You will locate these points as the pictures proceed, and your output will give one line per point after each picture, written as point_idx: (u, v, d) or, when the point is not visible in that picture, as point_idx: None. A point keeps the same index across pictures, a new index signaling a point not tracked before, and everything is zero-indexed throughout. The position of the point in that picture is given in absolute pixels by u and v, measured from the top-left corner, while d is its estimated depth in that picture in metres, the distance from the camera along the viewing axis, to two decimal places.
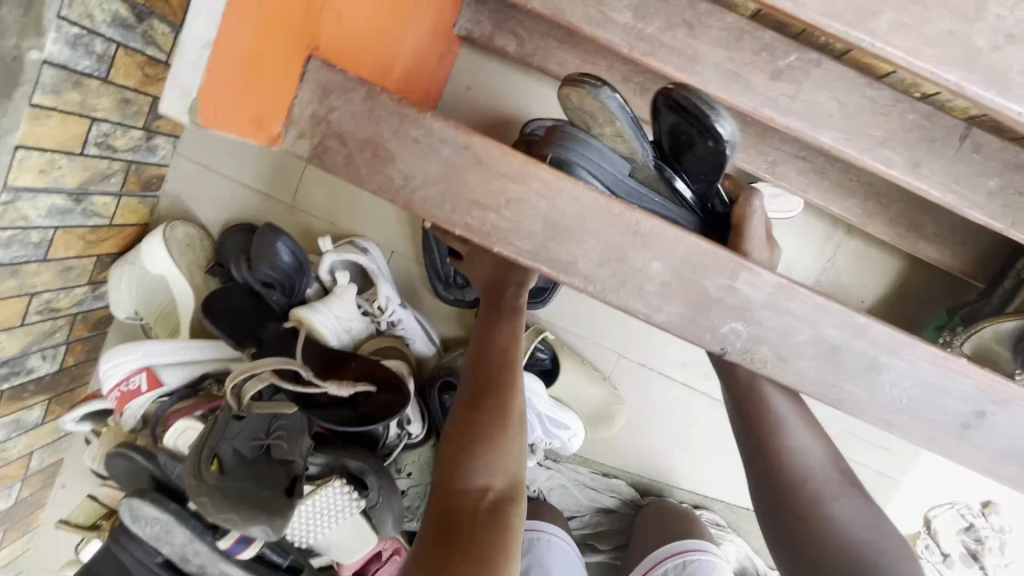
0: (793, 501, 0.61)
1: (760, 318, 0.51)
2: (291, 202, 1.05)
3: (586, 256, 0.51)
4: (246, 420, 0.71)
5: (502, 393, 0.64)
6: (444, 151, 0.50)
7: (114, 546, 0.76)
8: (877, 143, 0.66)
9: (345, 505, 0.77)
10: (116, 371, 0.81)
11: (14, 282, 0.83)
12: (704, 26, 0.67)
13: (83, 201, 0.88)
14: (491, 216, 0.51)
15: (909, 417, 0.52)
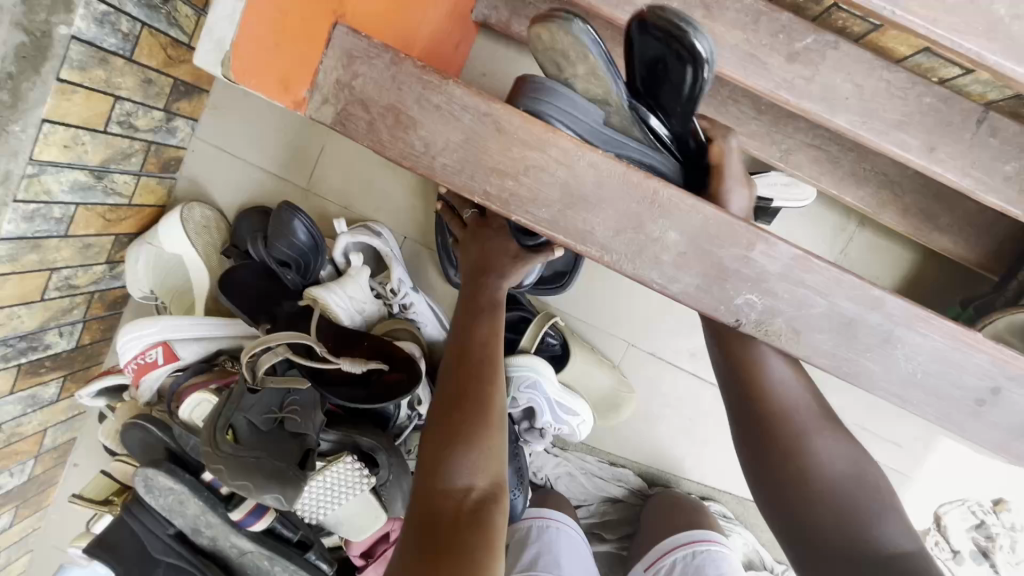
0: (774, 433, 0.55)
1: (776, 290, 0.52)
2: (305, 186, 1.06)
3: (603, 226, 0.51)
4: (259, 393, 0.72)
5: (483, 390, 0.64)
6: (466, 119, 0.51)
7: (126, 516, 0.77)
8: (893, 126, 0.66)
9: (355, 481, 0.76)
10: (133, 344, 0.81)
11: (35, 256, 0.85)
12: (720, 8, 0.66)
13: (103, 178, 0.90)
14: (510, 183, 0.52)
15: (925, 393, 0.52)
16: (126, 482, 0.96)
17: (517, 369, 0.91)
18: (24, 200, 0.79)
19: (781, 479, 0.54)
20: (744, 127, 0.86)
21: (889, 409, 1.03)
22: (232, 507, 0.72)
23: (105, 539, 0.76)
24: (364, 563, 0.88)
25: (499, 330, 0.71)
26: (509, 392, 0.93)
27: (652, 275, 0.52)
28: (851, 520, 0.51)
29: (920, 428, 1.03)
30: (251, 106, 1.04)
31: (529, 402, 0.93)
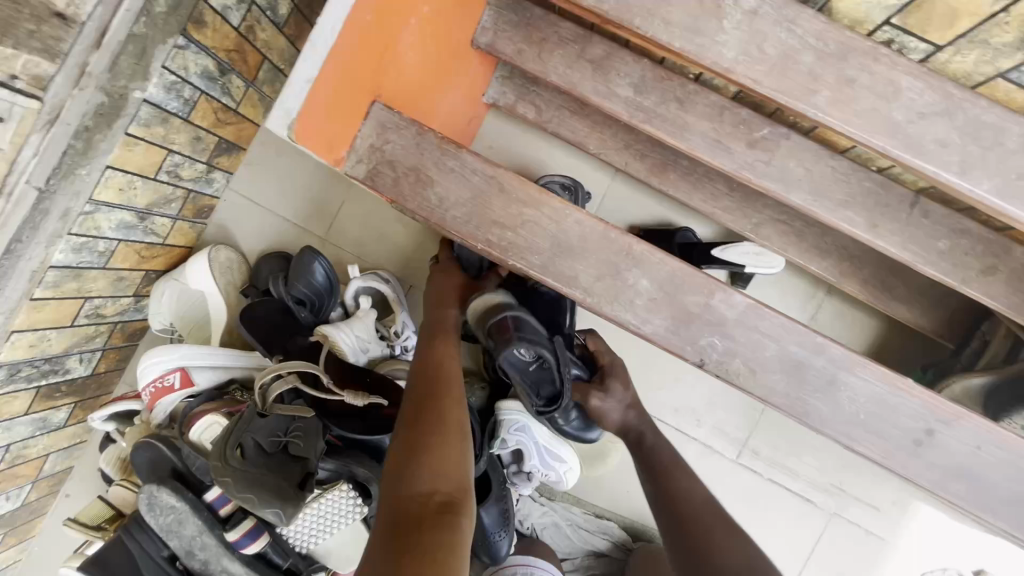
0: (689, 522, 0.70)
1: (734, 333, 0.61)
2: (324, 236, 1.18)
3: (586, 272, 0.62)
4: (268, 416, 0.77)
5: (444, 408, 0.69)
6: (474, 179, 0.63)
7: (124, 535, 0.80)
8: (839, 205, 0.77)
9: (349, 510, 0.80)
10: (155, 368, 0.88)
11: (75, 284, 0.94)
12: (692, 102, 0.80)
13: (146, 219, 1.00)
14: (507, 233, 0.62)
15: (866, 431, 0.63)
16: (120, 509, 0.98)
17: (506, 411, 0.97)
18: (77, 233, 0.89)
19: (694, 545, 0.67)
20: (718, 203, 0.98)
21: (865, 472, 1.07)
22: (229, 527, 0.76)
23: (100, 560, 0.79)
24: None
25: (451, 361, 0.79)
26: (498, 434, 0.97)
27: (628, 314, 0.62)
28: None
29: (896, 493, 1.06)
30: (282, 165, 1.18)
31: (518, 444, 0.97)
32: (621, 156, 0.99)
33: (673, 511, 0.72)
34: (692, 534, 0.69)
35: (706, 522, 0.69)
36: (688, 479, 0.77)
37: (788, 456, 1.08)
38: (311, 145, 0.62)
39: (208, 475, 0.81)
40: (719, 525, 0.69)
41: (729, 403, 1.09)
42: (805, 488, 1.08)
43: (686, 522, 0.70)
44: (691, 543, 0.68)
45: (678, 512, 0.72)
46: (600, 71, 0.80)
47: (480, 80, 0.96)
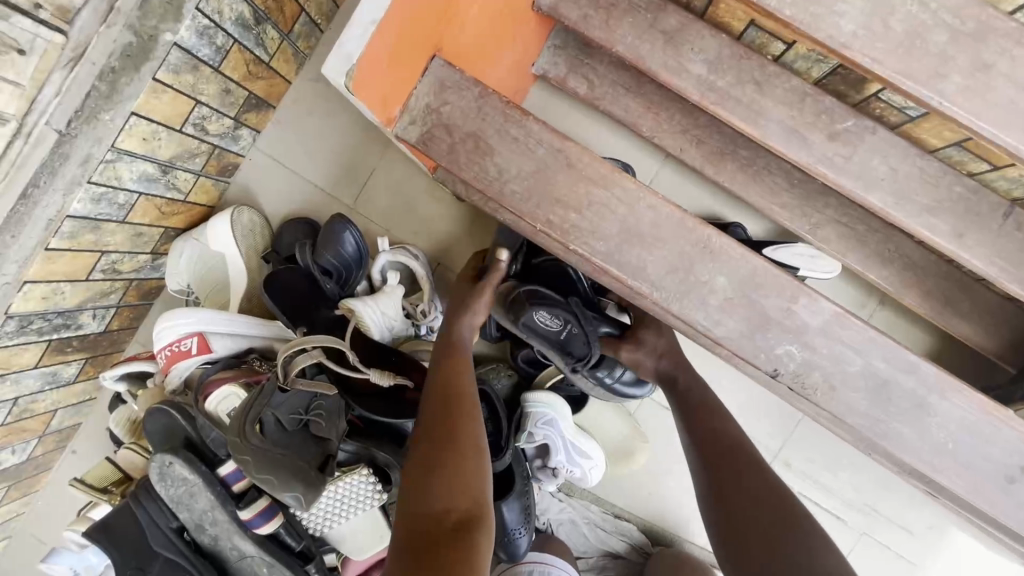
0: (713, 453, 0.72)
1: (815, 345, 0.61)
2: (353, 204, 1.13)
3: (656, 264, 0.61)
4: (289, 392, 0.73)
5: (459, 417, 0.67)
6: (540, 151, 0.61)
7: (132, 502, 0.76)
8: (924, 209, 0.71)
9: (368, 496, 0.77)
10: (171, 331, 0.84)
11: (92, 236, 0.89)
12: (771, 85, 0.72)
13: (168, 173, 0.95)
14: (572, 214, 0.61)
15: (954, 462, 0.61)
16: (129, 472, 0.95)
17: (533, 403, 0.93)
18: (96, 182, 0.84)
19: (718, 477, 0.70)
20: (777, 199, 0.91)
21: (903, 494, 1.02)
22: (242, 505, 0.73)
23: (106, 526, 0.76)
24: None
25: (467, 362, 0.77)
26: (525, 427, 0.93)
27: (697, 312, 0.61)
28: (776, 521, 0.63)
29: (932, 518, 1.01)
30: (314, 126, 1.12)
31: (545, 438, 0.93)
32: (676, 140, 0.92)
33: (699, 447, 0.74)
34: (720, 465, 0.71)
35: (729, 458, 0.71)
36: (718, 415, 0.78)
37: (822, 471, 1.03)
38: (368, 100, 0.58)
39: (222, 448, 0.78)
40: (740, 460, 0.70)
41: (764, 411, 1.03)
42: (836, 505, 1.03)
43: (715, 460, 0.71)
44: (716, 467, 0.71)
45: (707, 447, 0.73)
46: (672, 44, 0.73)
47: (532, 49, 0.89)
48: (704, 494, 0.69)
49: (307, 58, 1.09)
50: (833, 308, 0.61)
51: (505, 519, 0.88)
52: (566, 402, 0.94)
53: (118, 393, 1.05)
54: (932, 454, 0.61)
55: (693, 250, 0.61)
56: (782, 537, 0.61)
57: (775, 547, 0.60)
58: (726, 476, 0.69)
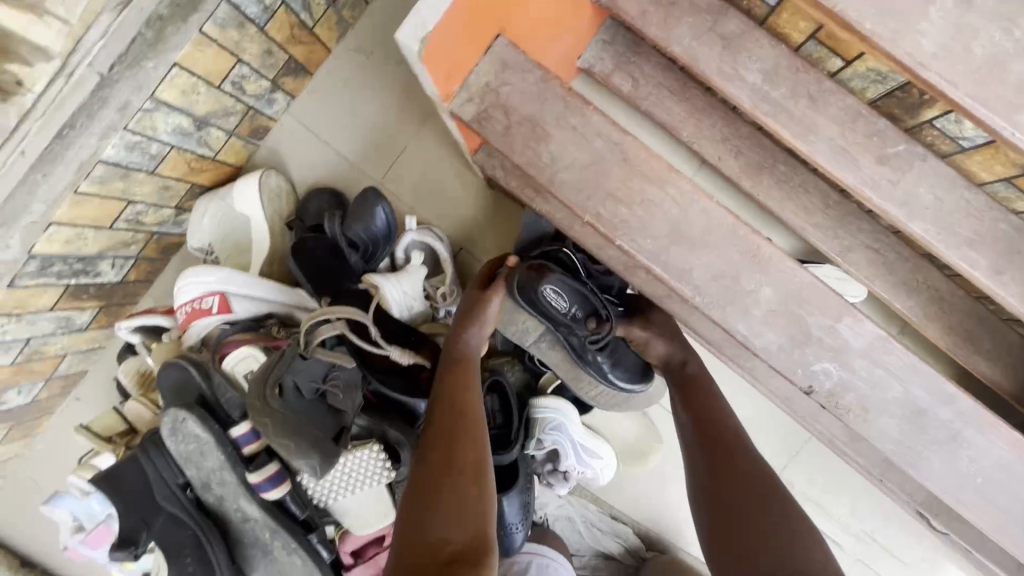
0: (709, 439, 0.75)
1: (853, 363, 0.61)
2: (380, 180, 1.12)
3: (702, 268, 0.61)
4: (309, 360, 0.73)
5: (460, 443, 0.67)
6: (597, 143, 0.61)
7: (138, 454, 0.76)
8: (965, 242, 0.70)
9: (376, 471, 0.77)
10: (192, 288, 0.84)
11: (121, 184, 0.88)
12: (825, 102, 0.71)
13: (202, 129, 0.94)
14: (623, 209, 0.61)
15: (979, 495, 0.62)
16: (133, 425, 0.95)
17: (540, 410, 0.93)
18: (132, 130, 0.83)
19: (709, 460, 0.73)
20: (810, 218, 0.90)
21: (901, 524, 1.02)
22: (252, 468, 0.74)
23: (112, 474, 0.74)
24: (351, 563, 0.88)
25: (473, 381, 0.76)
26: (535, 433, 0.94)
27: (737, 320, 0.61)
28: (763, 508, 0.66)
29: (927, 552, 1.01)
30: (349, 96, 1.11)
31: (554, 444, 0.94)
32: (715, 149, 0.91)
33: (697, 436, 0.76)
34: (713, 450, 0.74)
35: (725, 444, 0.74)
36: (720, 403, 0.80)
37: (823, 494, 1.03)
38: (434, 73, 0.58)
39: (235, 410, 0.78)
40: (734, 449, 0.73)
41: (771, 429, 1.03)
42: (833, 529, 1.03)
43: (709, 447, 0.74)
44: (710, 453, 0.74)
45: (703, 436, 0.76)
46: (730, 49, 0.72)
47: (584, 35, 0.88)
48: (699, 498, 0.71)
49: (349, 29, 1.09)
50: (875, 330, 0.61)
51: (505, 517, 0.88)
52: (576, 408, 0.93)
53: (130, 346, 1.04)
54: (956, 485, 0.62)
55: (741, 259, 0.61)
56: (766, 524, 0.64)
57: (765, 544, 0.63)
58: (720, 471, 0.71)
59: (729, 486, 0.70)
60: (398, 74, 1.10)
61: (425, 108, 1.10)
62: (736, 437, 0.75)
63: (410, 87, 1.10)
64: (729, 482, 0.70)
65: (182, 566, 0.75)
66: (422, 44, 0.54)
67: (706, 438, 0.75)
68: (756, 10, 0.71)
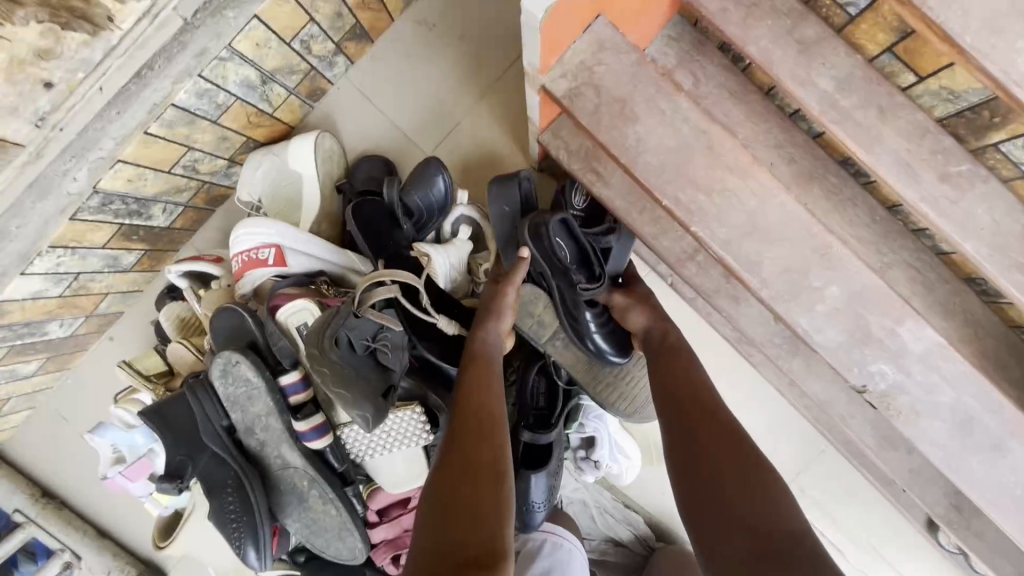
0: (691, 407, 0.70)
1: (909, 367, 0.67)
2: (430, 152, 1.14)
3: (772, 264, 0.67)
4: (361, 319, 0.77)
5: (475, 446, 0.65)
6: (685, 131, 0.66)
7: (188, 392, 0.81)
8: (1017, 267, 0.71)
9: (416, 433, 0.84)
10: (250, 238, 0.87)
11: (186, 130, 0.90)
12: (894, 115, 0.73)
13: (267, 84, 0.96)
14: (702, 198, 0.67)
15: (1014, 504, 0.68)
16: (172, 367, 0.98)
17: (586, 396, 1.00)
18: (206, 77, 0.84)
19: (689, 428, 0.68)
20: (856, 231, 0.91)
21: (908, 542, 1.04)
22: (300, 418, 0.82)
23: (161, 410, 0.81)
24: (376, 521, 0.95)
25: (492, 385, 0.74)
26: (578, 418, 1.00)
27: (802, 316, 0.67)
28: (744, 479, 0.61)
29: (932, 571, 1.02)
30: (408, 66, 1.12)
31: (593, 431, 0.99)
32: (770, 154, 0.91)
33: (676, 404, 0.71)
34: (692, 418, 0.69)
35: (709, 411, 0.69)
36: (704, 373, 0.75)
37: (834, 504, 1.04)
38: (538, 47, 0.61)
39: (286, 358, 0.83)
40: (713, 416, 0.68)
41: (789, 436, 1.04)
42: (840, 538, 1.05)
43: (690, 415, 0.69)
44: (691, 420, 0.68)
45: (683, 405, 0.70)
46: (805, 55, 0.73)
47: (658, 21, 0.88)
48: (676, 467, 0.66)
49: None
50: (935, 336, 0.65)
51: (529, 495, 0.93)
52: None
53: (169, 291, 1.07)
54: (993, 493, 0.68)
55: (810, 253, 0.67)
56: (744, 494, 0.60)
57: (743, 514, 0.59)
58: (701, 439, 0.66)
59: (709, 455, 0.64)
60: (458, 49, 1.11)
61: (482, 86, 1.11)
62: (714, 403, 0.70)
63: (469, 63, 1.11)
64: (711, 451, 0.65)
65: (224, 501, 0.82)
66: (546, 12, 0.55)
67: (690, 407, 0.70)
68: (836, 17, 0.72)
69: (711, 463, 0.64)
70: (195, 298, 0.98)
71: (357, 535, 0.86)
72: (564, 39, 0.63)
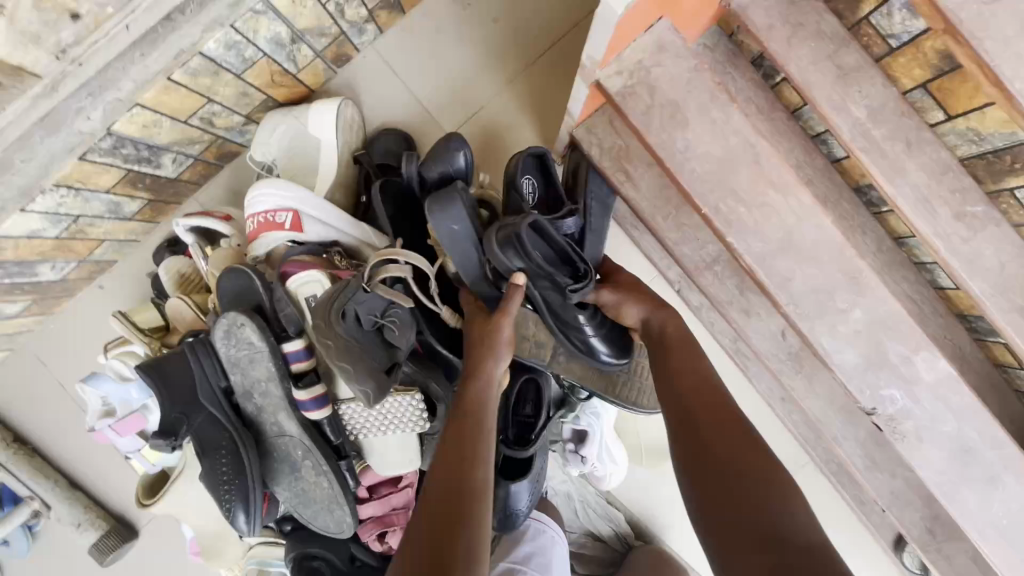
0: (701, 402, 0.70)
1: (919, 395, 0.72)
2: (452, 132, 1.12)
3: (802, 283, 0.71)
4: (370, 294, 0.77)
5: (460, 501, 0.61)
6: (731, 141, 0.70)
7: (187, 350, 0.81)
8: (1016, 308, 0.74)
9: (413, 418, 0.85)
10: (268, 201, 0.86)
11: (209, 81, 0.87)
12: (920, 149, 0.74)
13: (295, 43, 0.93)
14: (742, 211, 0.71)
15: (999, 533, 0.72)
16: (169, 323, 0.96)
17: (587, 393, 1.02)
18: (237, 29, 0.82)
19: (695, 425, 0.68)
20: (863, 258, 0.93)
21: (872, 559, 1.08)
22: (300, 386, 0.81)
23: (158, 366, 0.79)
24: (364, 497, 0.96)
25: (482, 435, 0.68)
26: (575, 410, 1.02)
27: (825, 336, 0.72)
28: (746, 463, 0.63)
29: None
30: (437, 42, 1.10)
31: (587, 426, 1.02)
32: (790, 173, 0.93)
33: (685, 399, 0.71)
34: (701, 413, 0.69)
35: (714, 403, 0.70)
36: (713, 372, 0.74)
37: None
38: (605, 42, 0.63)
39: (291, 325, 0.83)
40: (717, 412, 0.69)
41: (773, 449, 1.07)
42: None
43: (694, 410, 0.70)
44: (696, 416, 0.69)
45: (695, 403, 0.70)
46: (843, 80, 0.74)
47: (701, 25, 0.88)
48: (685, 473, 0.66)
49: None
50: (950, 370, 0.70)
51: (513, 502, 0.92)
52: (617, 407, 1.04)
53: (170, 247, 1.08)
54: (983, 523, 0.72)
55: (838, 277, 0.71)
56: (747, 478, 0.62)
57: (743, 503, 0.60)
58: (704, 430, 0.67)
59: (711, 441, 0.66)
60: (492, 31, 1.09)
61: (511, 72, 1.10)
62: (714, 395, 0.71)
63: (500, 47, 1.10)
64: (711, 437, 0.66)
65: (217, 462, 0.82)
66: (625, 7, 0.56)
67: (697, 402, 0.70)
68: (876, 47, 0.74)
69: (713, 452, 0.65)
70: (202, 255, 0.95)
71: (346, 509, 0.86)
72: (629, 34, 0.65)
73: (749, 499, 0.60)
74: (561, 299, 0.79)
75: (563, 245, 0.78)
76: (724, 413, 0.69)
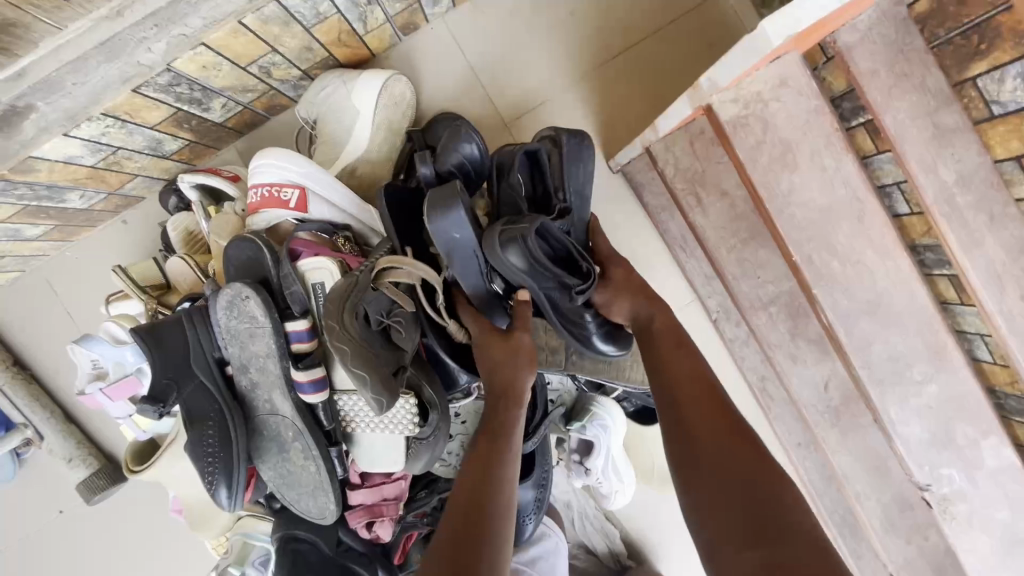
0: (699, 397, 0.70)
1: (980, 482, 0.74)
2: (509, 122, 1.09)
3: (881, 350, 0.74)
4: (379, 292, 0.79)
5: (484, 512, 0.62)
6: (842, 191, 0.72)
7: (185, 321, 0.82)
8: None
9: (404, 421, 0.83)
10: (274, 174, 0.86)
11: (276, 30, 0.83)
12: (1002, 222, 0.70)
13: (370, 5, 0.89)
14: (835, 263, 0.73)
15: None
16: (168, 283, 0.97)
17: (602, 403, 1.02)
18: None
19: (682, 413, 0.69)
20: None
21: None
22: (300, 367, 0.81)
23: (156, 332, 0.80)
24: (356, 483, 0.94)
25: (501, 440, 0.69)
26: (583, 418, 1.01)
27: (895, 406, 0.75)
28: (760, 455, 0.63)
29: None
30: (508, 27, 1.06)
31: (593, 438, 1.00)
32: None
33: (672, 390, 0.71)
34: (696, 403, 0.69)
35: (711, 396, 0.70)
36: (703, 364, 0.74)
37: None
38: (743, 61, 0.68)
39: (297, 304, 0.83)
40: (710, 402, 0.69)
41: None
42: None
43: (682, 400, 0.70)
44: (687, 406, 0.69)
45: (684, 394, 0.70)
46: (937, 141, 0.71)
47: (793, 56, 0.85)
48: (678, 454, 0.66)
49: None
50: (1015, 460, 0.72)
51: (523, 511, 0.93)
52: (626, 422, 1.03)
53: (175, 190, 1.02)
54: None
55: (923, 349, 0.73)
56: (753, 464, 0.62)
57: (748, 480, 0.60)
58: (707, 423, 0.67)
59: (715, 433, 0.66)
60: (567, 26, 1.06)
61: (581, 70, 1.07)
62: (704, 387, 0.71)
63: (573, 42, 1.06)
64: (716, 431, 0.66)
65: (202, 434, 0.80)
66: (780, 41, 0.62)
67: (690, 394, 0.70)
68: (977, 111, 0.70)
69: (715, 442, 0.65)
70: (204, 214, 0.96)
71: (330, 497, 0.86)
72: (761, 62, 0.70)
73: (759, 483, 0.60)
74: (564, 301, 0.78)
75: (568, 246, 0.77)
76: (722, 407, 0.68)
